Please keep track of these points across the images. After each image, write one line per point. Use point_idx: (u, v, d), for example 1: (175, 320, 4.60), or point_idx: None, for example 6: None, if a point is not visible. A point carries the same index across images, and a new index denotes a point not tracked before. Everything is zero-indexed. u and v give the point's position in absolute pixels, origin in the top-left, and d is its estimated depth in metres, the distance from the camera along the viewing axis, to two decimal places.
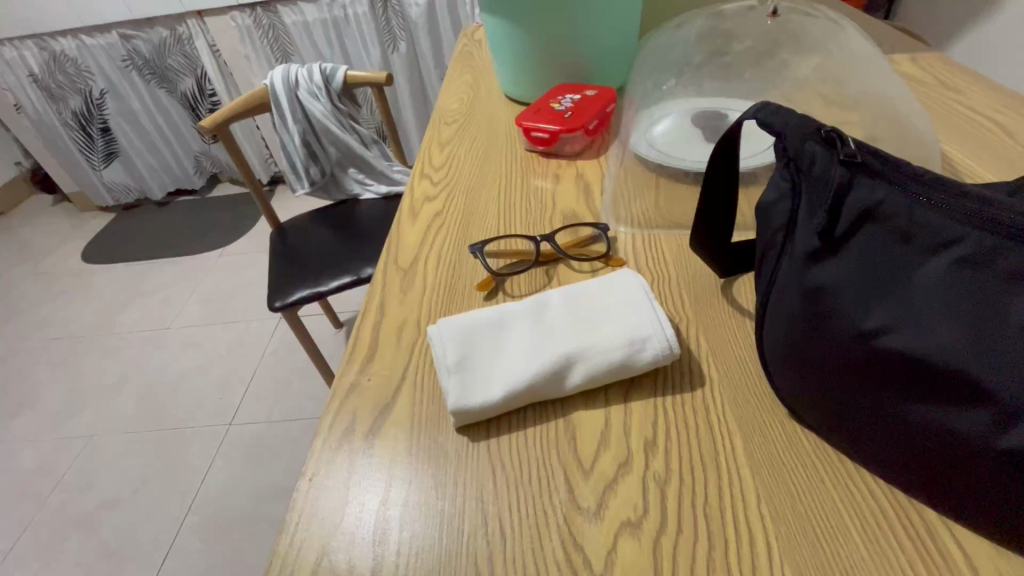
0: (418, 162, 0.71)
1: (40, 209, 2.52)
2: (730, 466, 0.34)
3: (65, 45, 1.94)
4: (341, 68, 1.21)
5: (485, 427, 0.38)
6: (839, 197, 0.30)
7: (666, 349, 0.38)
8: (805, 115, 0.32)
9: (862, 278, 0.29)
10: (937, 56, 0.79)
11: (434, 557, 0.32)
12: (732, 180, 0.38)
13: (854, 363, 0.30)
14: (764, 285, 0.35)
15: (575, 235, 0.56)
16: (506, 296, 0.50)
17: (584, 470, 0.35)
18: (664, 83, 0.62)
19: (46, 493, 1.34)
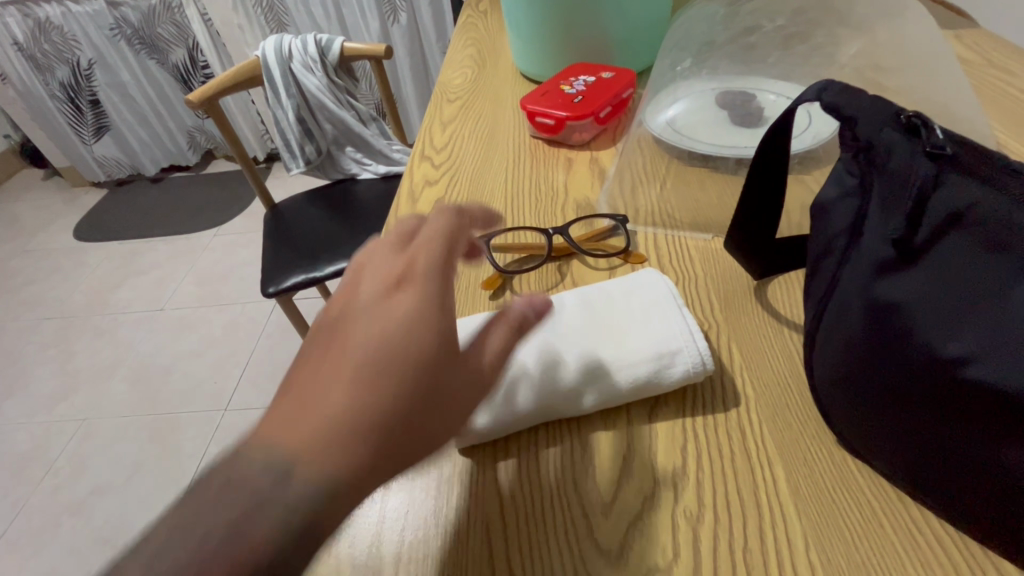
0: (419, 142, 0.66)
1: (30, 184, 2.45)
2: (771, 504, 0.29)
3: (50, 12, 1.88)
4: (337, 39, 1.14)
5: (489, 450, 0.34)
6: (920, 199, 0.25)
7: (699, 363, 0.33)
8: (880, 98, 0.27)
9: (944, 297, 0.24)
10: (982, 32, 0.73)
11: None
12: (778, 174, 0.34)
13: (927, 395, 0.25)
14: (819, 294, 0.31)
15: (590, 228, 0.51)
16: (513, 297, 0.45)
17: (603, 502, 0.31)
18: (680, 62, 0.55)
19: (39, 477, 1.32)
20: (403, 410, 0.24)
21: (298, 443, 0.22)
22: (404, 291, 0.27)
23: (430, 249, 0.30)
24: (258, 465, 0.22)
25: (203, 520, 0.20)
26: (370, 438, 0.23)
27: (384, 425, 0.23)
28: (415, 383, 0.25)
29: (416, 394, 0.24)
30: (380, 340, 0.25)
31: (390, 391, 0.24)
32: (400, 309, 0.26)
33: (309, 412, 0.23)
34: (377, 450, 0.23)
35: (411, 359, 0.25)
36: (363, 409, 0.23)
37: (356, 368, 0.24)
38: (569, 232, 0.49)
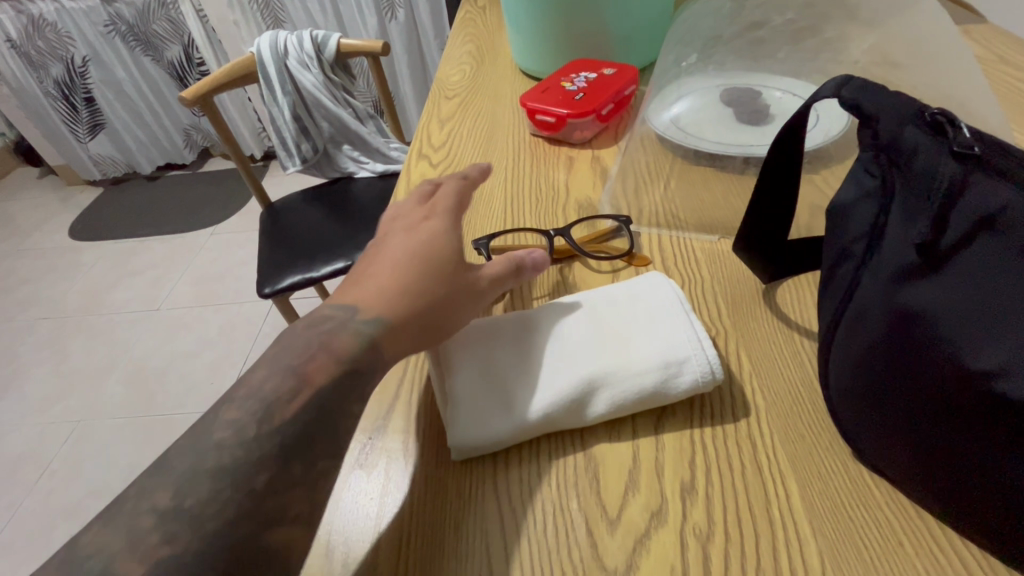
0: (416, 140, 0.64)
1: (25, 182, 2.43)
2: (784, 521, 0.28)
3: (43, 9, 1.85)
4: (334, 35, 1.12)
5: (487, 462, 0.33)
6: (947, 202, 0.23)
7: (708, 373, 0.32)
8: (902, 94, 0.26)
9: (972, 306, 0.23)
10: (992, 28, 0.71)
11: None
12: (791, 175, 0.32)
13: (951, 409, 0.24)
14: (835, 301, 0.29)
15: (593, 229, 0.49)
16: (514, 302, 0.44)
17: (608, 519, 0.29)
18: (685, 58, 0.54)
19: (33, 479, 1.31)
20: (432, 296, 0.35)
21: (365, 297, 0.33)
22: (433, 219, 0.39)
23: (455, 194, 0.41)
24: (337, 312, 0.33)
25: (297, 354, 0.30)
26: (411, 307, 0.34)
27: (420, 300, 0.34)
28: (442, 277, 0.35)
29: (441, 284, 0.35)
30: (417, 247, 0.36)
31: (424, 280, 0.35)
32: (431, 231, 0.37)
33: (369, 285, 0.34)
34: (414, 316, 0.34)
35: (439, 262, 0.36)
36: (409, 288, 0.34)
37: (400, 262, 0.35)
38: (571, 234, 0.48)
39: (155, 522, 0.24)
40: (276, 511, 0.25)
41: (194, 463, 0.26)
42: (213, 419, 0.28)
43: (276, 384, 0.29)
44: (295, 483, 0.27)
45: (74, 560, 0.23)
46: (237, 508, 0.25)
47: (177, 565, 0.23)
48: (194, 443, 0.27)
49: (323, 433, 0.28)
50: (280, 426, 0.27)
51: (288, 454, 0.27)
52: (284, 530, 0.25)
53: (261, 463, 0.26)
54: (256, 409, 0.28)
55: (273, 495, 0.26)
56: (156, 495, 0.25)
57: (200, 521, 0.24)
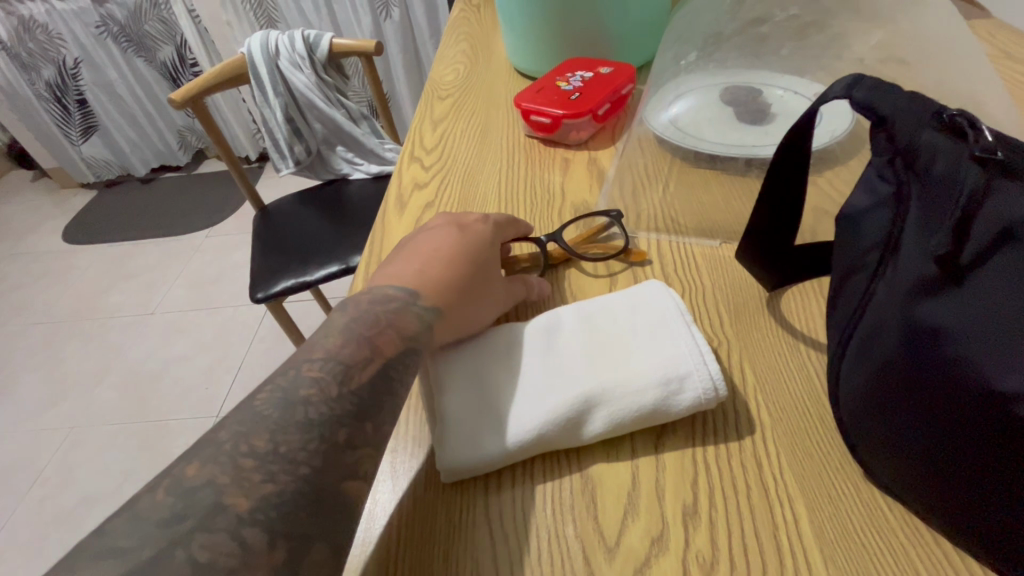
0: (408, 142, 0.62)
1: (18, 185, 2.41)
2: (792, 548, 0.26)
3: (34, 10, 1.83)
4: (326, 35, 1.10)
5: (480, 484, 0.31)
6: (968, 210, 0.22)
7: (710, 389, 0.30)
8: (917, 95, 0.24)
9: (996, 321, 0.21)
10: (996, 22, 0.70)
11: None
12: (796, 182, 0.31)
13: (972, 433, 0.22)
14: (846, 314, 0.28)
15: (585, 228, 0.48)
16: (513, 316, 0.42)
17: (606, 545, 0.28)
18: (683, 56, 0.52)
19: (26, 486, 1.29)
20: (479, 294, 0.38)
21: (420, 283, 0.37)
22: (482, 222, 0.43)
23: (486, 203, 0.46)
24: (400, 294, 0.36)
25: (367, 326, 0.34)
26: (461, 300, 0.37)
27: (468, 296, 0.38)
28: (485, 280, 0.39)
29: (485, 286, 0.39)
30: (469, 248, 0.40)
31: (471, 280, 0.39)
32: (483, 236, 0.42)
33: (427, 275, 0.38)
34: (464, 308, 0.37)
35: (484, 265, 0.40)
36: (461, 284, 0.38)
37: (457, 260, 0.39)
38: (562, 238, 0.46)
39: (256, 462, 0.27)
40: (351, 465, 0.28)
41: (283, 415, 0.29)
42: (298, 378, 0.30)
43: (352, 350, 0.32)
44: (364, 444, 0.29)
45: (181, 490, 0.26)
46: (322, 457, 0.28)
47: (275, 501, 0.26)
48: (280, 397, 0.30)
49: (387, 397, 0.32)
50: (356, 389, 0.31)
51: (360, 415, 0.30)
52: (356, 484, 0.28)
53: (341, 420, 0.29)
54: (337, 372, 0.31)
55: (349, 449, 0.29)
56: (252, 438, 0.28)
57: (293, 465, 0.27)
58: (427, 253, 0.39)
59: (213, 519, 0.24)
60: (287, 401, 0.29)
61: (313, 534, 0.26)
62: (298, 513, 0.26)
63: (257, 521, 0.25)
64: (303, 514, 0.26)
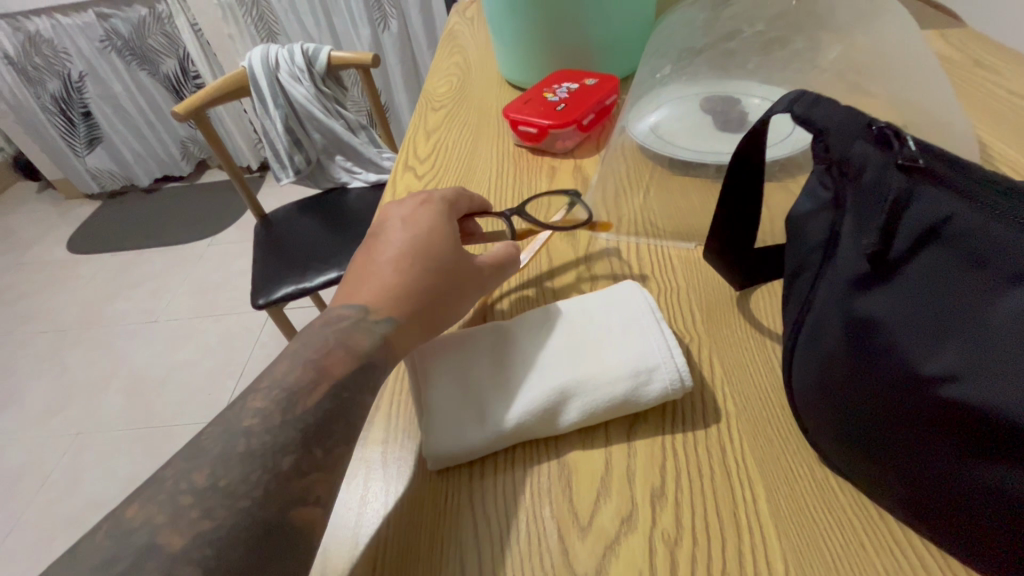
0: (402, 152, 0.65)
1: (24, 196, 2.45)
2: (750, 524, 0.29)
3: (40, 25, 1.88)
4: (324, 48, 1.13)
5: (467, 471, 0.33)
6: (894, 212, 0.24)
7: (677, 381, 0.33)
8: (852, 108, 0.26)
9: (923, 312, 0.23)
10: (967, 31, 0.73)
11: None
12: (753, 187, 0.33)
13: (907, 412, 0.24)
14: (797, 309, 0.30)
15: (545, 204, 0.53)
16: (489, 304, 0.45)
17: (580, 526, 0.30)
18: (659, 69, 0.55)
19: (34, 490, 1.32)
20: (437, 296, 0.39)
21: (373, 296, 0.37)
22: (427, 212, 0.43)
23: (441, 194, 0.46)
24: (350, 312, 0.37)
25: (315, 349, 0.35)
26: (417, 308, 0.38)
27: (426, 301, 0.38)
28: (448, 278, 0.40)
29: (444, 286, 0.39)
30: (426, 247, 0.40)
31: (426, 280, 0.39)
32: (432, 231, 0.41)
33: (381, 284, 0.38)
34: (421, 315, 0.38)
35: (438, 261, 0.40)
36: (415, 289, 0.38)
37: (409, 264, 0.39)
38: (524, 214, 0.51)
39: (194, 499, 0.27)
40: (299, 493, 0.29)
41: (225, 450, 0.29)
42: (243, 410, 0.31)
43: (298, 375, 0.33)
44: (316, 466, 0.30)
45: (119, 533, 0.26)
46: (264, 488, 0.28)
47: (211, 538, 0.26)
48: (225, 431, 0.30)
49: (341, 420, 0.32)
50: (301, 414, 0.31)
51: (308, 440, 0.31)
52: (306, 510, 0.29)
53: (285, 447, 0.30)
54: (281, 399, 0.32)
55: (295, 477, 0.29)
56: (194, 475, 0.28)
57: (234, 497, 0.27)
58: (383, 258, 0.40)
59: (145, 559, 0.25)
60: (230, 434, 0.30)
61: (261, 567, 0.26)
62: (239, 545, 0.26)
63: (191, 560, 0.25)
64: (242, 549, 0.26)
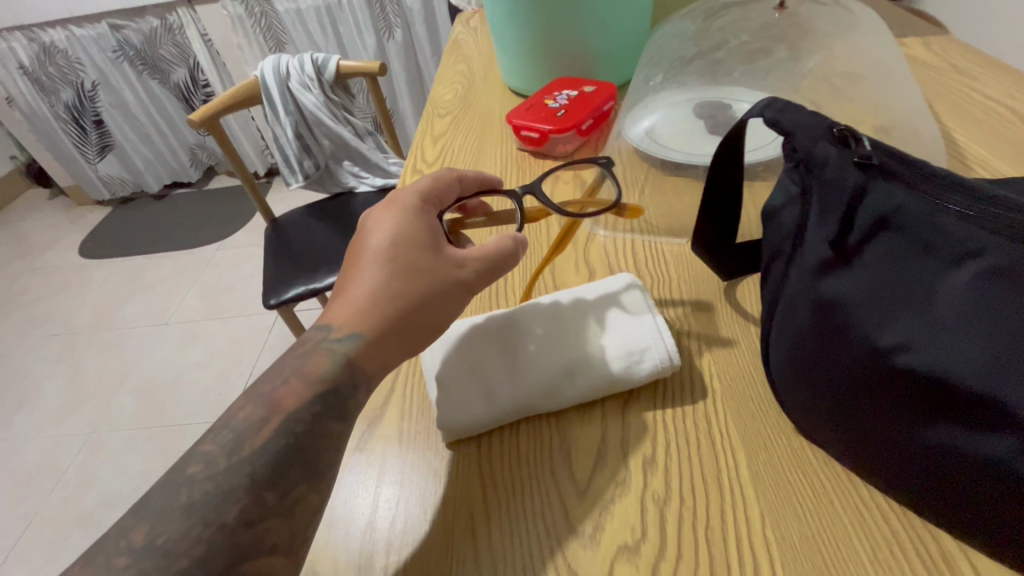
0: (411, 156, 0.69)
1: (37, 203, 2.50)
2: (732, 486, 0.32)
3: (55, 37, 1.93)
4: (333, 57, 1.17)
5: (476, 442, 0.37)
6: (854, 203, 0.28)
7: (666, 360, 0.36)
8: (815, 113, 0.30)
9: (878, 291, 0.27)
10: (948, 38, 0.76)
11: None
12: (732, 184, 0.36)
13: (867, 379, 0.28)
14: (770, 293, 0.33)
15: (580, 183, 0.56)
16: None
17: (579, 490, 0.33)
18: (652, 77, 0.58)
19: (49, 488, 1.35)
20: (404, 298, 0.37)
21: (341, 315, 0.37)
22: (399, 211, 0.41)
23: (416, 188, 0.43)
24: (317, 333, 0.37)
25: (271, 384, 0.35)
26: (381, 315, 0.36)
27: (390, 306, 0.37)
28: (421, 283, 0.37)
29: (410, 289, 0.37)
30: (395, 253, 0.38)
31: (388, 283, 0.37)
32: (393, 227, 0.39)
33: (348, 303, 0.37)
34: (386, 322, 0.36)
35: (399, 260, 0.38)
36: (377, 295, 0.37)
37: (369, 270, 0.38)
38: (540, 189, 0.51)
39: (128, 561, 0.28)
40: (251, 542, 0.29)
41: (168, 502, 0.30)
42: (190, 457, 0.32)
43: (249, 415, 0.33)
44: (269, 514, 0.30)
45: None
46: (207, 544, 0.29)
47: None
48: (170, 480, 0.31)
49: (296, 462, 0.32)
50: (247, 457, 0.31)
51: (260, 486, 0.31)
52: (262, 558, 0.29)
53: (231, 497, 0.30)
54: (228, 443, 0.32)
55: (244, 527, 0.30)
56: (132, 533, 0.29)
57: (170, 558, 0.28)
58: (352, 271, 0.38)
59: None
60: (173, 483, 0.31)
61: None
62: None
63: None
64: None
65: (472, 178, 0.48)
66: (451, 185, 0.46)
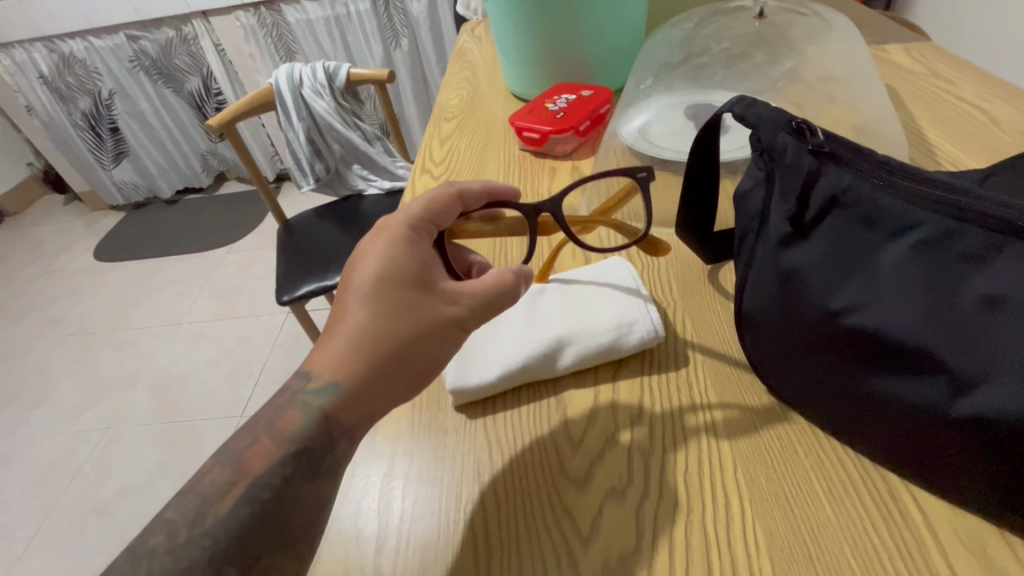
0: (420, 157, 0.73)
1: (52, 208, 2.56)
2: (709, 438, 0.36)
3: (73, 47, 2.00)
4: (344, 66, 1.23)
5: (482, 405, 0.41)
6: (809, 185, 0.32)
7: (652, 331, 0.41)
8: (777, 108, 0.34)
9: (830, 263, 0.31)
10: (927, 44, 0.80)
11: (445, 555, 0.33)
12: (710, 173, 0.40)
13: (823, 340, 0.32)
14: (741, 267, 0.37)
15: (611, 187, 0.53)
16: (498, 248, 0.55)
17: (573, 444, 0.37)
18: (643, 81, 0.63)
19: (67, 481, 1.39)
20: (391, 340, 0.35)
21: (325, 361, 0.35)
22: (387, 241, 0.39)
23: (406, 213, 0.41)
24: (295, 382, 0.36)
25: (242, 441, 0.34)
26: (367, 360, 0.35)
27: (378, 350, 0.35)
28: (410, 326, 0.36)
29: (398, 331, 0.36)
30: (383, 292, 0.36)
31: (374, 325, 0.35)
32: (382, 259, 0.37)
33: (333, 348, 0.36)
34: (371, 366, 0.35)
35: (388, 298, 0.36)
36: (362, 336, 0.35)
37: (354, 308, 0.36)
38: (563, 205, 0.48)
39: None
40: None
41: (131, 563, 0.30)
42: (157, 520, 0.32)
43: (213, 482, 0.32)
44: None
45: None
46: None
47: None
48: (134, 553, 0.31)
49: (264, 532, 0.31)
50: (212, 526, 0.31)
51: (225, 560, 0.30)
52: None
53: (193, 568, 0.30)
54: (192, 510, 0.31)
55: None
56: None
57: None
58: (338, 309, 0.37)
59: None
60: (138, 554, 0.30)
61: None
62: None
63: None
64: None
65: (476, 192, 0.45)
66: (451, 204, 0.43)
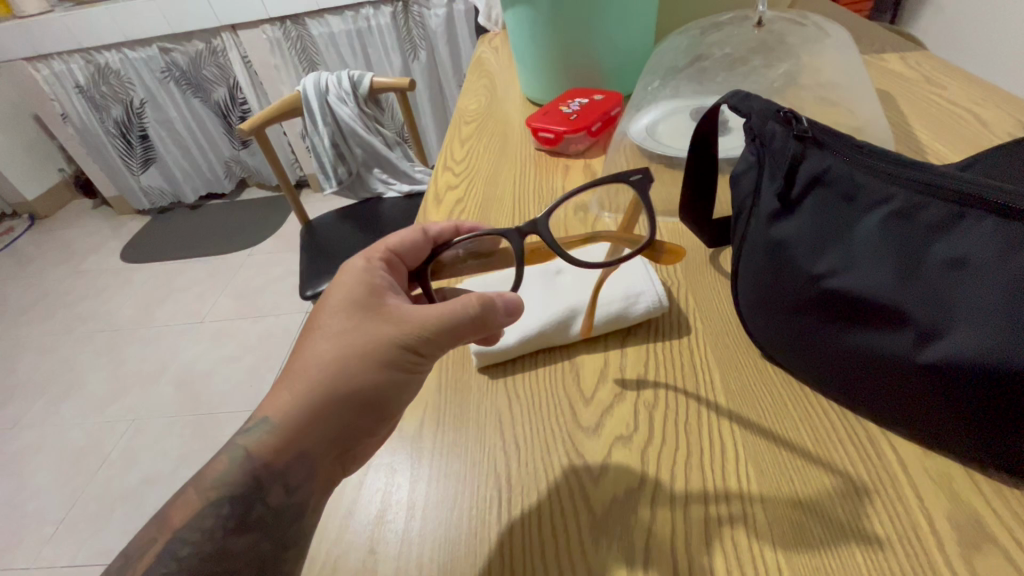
0: (442, 156, 0.79)
1: (80, 211, 2.67)
2: (709, 393, 0.40)
3: (108, 58, 2.09)
4: (368, 75, 1.29)
5: (503, 367, 0.45)
6: (795, 164, 0.37)
7: (656, 302, 0.45)
8: (768, 100, 0.39)
9: (813, 234, 0.36)
10: (922, 53, 0.85)
11: (471, 486, 0.37)
12: (709, 162, 0.45)
13: (807, 303, 0.36)
14: (737, 242, 0.42)
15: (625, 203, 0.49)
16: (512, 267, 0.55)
17: (584, 400, 0.42)
18: (650, 83, 0.68)
19: (95, 468, 1.45)
20: (324, 365, 0.37)
21: (272, 392, 0.38)
22: (345, 277, 0.43)
23: (368, 253, 0.45)
24: None
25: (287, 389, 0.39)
26: (299, 394, 0.37)
27: (311, 377, 0.37)
28: (345, 353, 0.38)
29: (331, 358, 0.38)
30: (327, 321, 0.39)
31: (316, 351, 0.38)
32: (340, 288, 0.42)
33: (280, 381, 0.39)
34: (304, 400, 0.36)
35: (335, 324, 0.39)
36: (304, 364, 0.38)
37: (300, 345, 0.39)
38: (547, 224, 0.47)
39: None
40: None
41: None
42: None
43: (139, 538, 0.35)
44: None
45: None
46: None
47: None
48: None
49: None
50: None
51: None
52: None
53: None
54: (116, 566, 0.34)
55: None
56: None
57: None
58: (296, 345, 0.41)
59: None
60: None
61: None
62: None
63: None
64: None
65: (440, 226, 0.51)
66: (419, 244, 0.48)
